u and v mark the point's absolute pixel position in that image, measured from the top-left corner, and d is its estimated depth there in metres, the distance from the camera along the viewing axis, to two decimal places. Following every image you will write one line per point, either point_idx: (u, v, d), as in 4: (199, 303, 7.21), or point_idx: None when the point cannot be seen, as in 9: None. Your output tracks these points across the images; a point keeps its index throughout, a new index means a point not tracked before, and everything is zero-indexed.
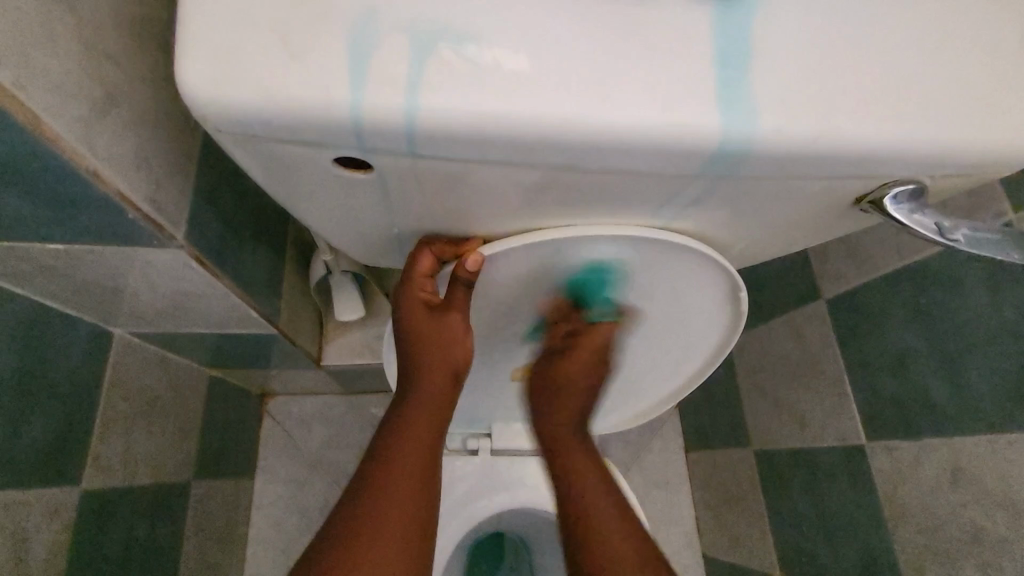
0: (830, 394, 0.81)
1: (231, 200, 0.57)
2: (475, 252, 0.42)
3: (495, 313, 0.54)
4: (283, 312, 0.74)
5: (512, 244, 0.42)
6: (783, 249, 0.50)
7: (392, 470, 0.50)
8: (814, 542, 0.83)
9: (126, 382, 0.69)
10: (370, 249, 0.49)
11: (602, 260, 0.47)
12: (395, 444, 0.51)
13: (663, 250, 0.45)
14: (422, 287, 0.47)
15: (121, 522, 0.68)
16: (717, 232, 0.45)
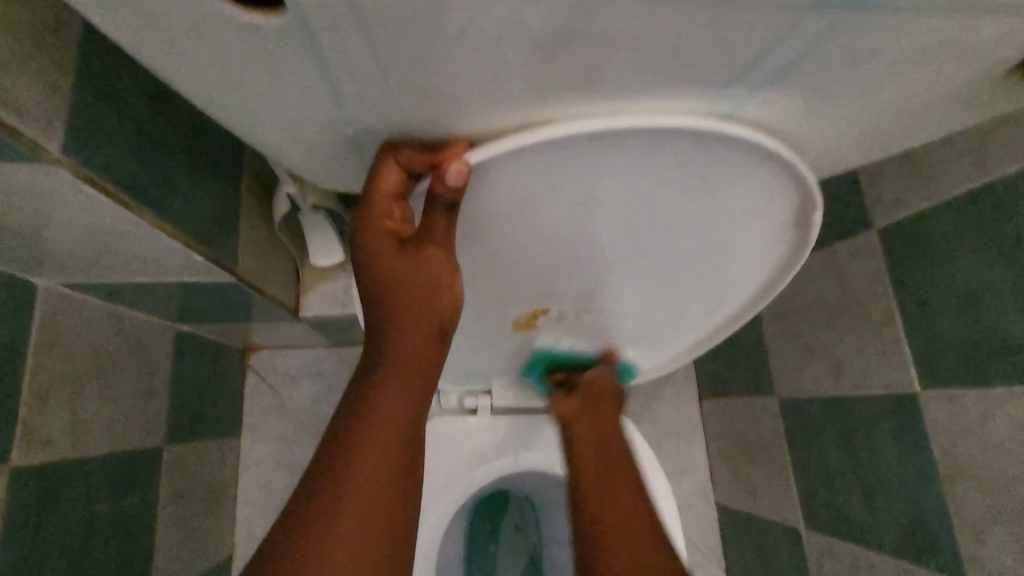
0: (875, 338, 0.71)
1: (137, 107, 0.46)
2: (460, 159, 0.34)
3: (491, 254, 0.45)
4: (245, 256, 0.62)
5: (506, 146, 0.34)
6: (834, 131, 0.41)
7: (357, 463, 0.39)
8: (848, 496, 0.77)
9: (65, 342, 0.59)
10: (316, 154, 0.39)
11: (621, 171, 0.37)
12: (363, 419, 0.40)
13: (700, 148, 0.36)
14: (390, 215, 0.38)
15: (75, 498, 0.60)
16: (770, 117, 0.36)
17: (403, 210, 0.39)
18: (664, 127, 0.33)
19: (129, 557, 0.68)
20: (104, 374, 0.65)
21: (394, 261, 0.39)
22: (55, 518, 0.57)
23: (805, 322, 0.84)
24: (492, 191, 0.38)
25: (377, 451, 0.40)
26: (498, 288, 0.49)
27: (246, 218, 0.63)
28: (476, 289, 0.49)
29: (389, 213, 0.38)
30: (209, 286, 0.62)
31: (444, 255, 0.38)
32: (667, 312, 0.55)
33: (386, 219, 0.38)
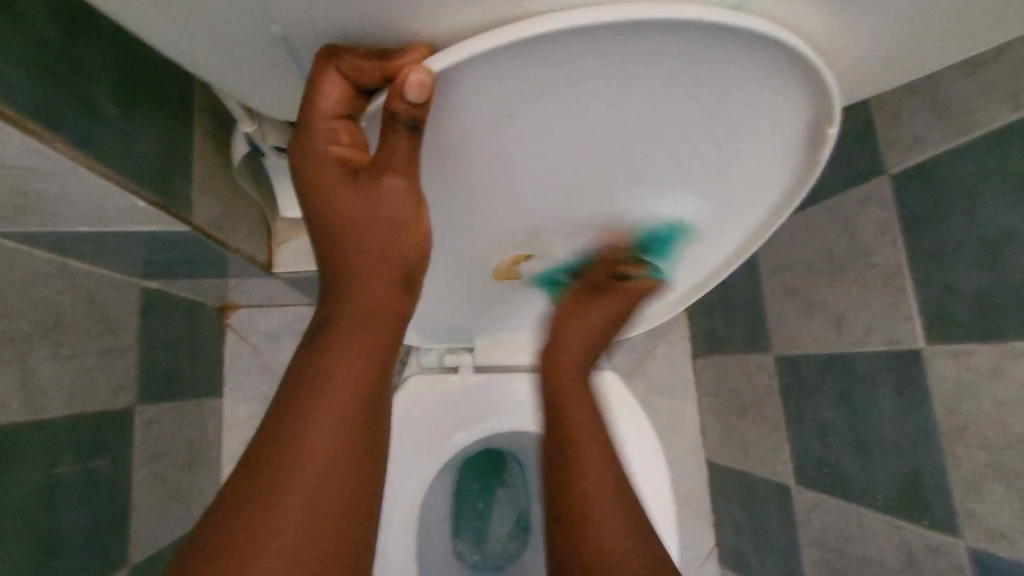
0: (881, 291, 0.68)
1: (47, 19, 0.39)
2: (415, 70, 0.29)
3: (468, 191, 0.40)
4: (201, 203, 0.57)
5: (473, 50, 0.29)
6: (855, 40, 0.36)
7: (302, 435, 0.33)
8: (842, 453, 0.75)
9: (8, 296, 0.54)
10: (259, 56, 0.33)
11: (607, 90, 0.33)
12: (313, 376, 0.35)
13: (702, 51, 0.31)
14: (337, 137, 0.34)
15: (32, 462, 0.56)
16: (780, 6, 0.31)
17: (352, 132, 0.34)
18: (657, 21, 0.28)
19: (101, 520, 0.65)
20: (58, 332, 0.61)
21: (346, 189, 0.34)
22: (10, 483, 0.53)
23: (807, 276, 0.80)
24: (461, 111, 0.33)
25: (322, 422, 0.34)
26: (477, 230, 0.45)
27: (200, 161, 0.57)
28: (452, 231, 0.45)
29: (334, 134, 0.34)
30: (164, 237, 0.56)
31: (405, 181, 0.33)
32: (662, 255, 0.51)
33: (332, 142, 0.34)
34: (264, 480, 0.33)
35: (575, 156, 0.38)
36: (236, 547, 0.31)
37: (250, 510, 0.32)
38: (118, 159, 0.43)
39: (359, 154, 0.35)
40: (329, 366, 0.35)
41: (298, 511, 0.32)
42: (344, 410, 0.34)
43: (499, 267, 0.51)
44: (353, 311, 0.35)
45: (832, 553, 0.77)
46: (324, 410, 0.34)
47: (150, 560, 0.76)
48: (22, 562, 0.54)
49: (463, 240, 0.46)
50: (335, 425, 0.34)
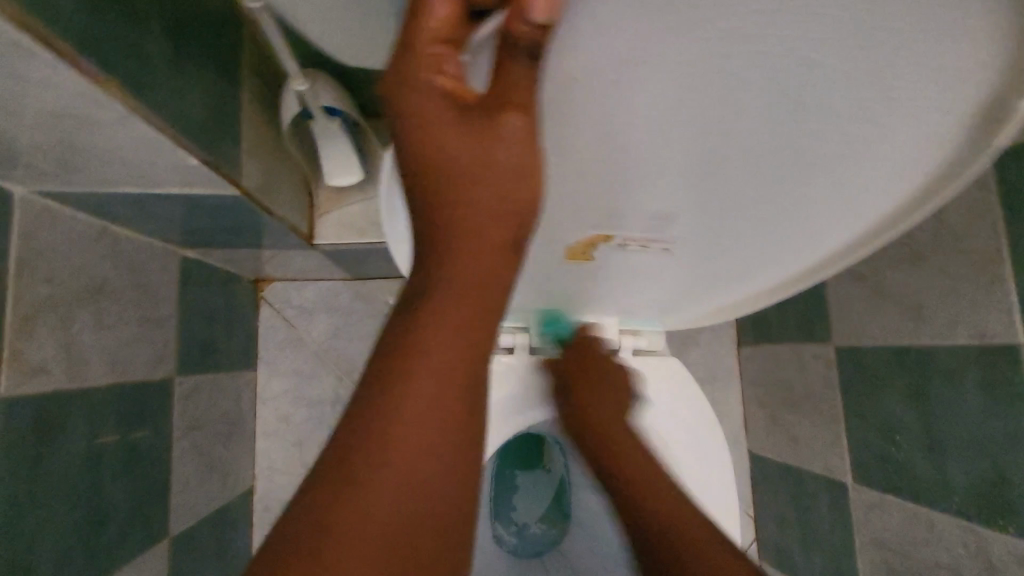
0: (973, 279, 0.62)
1: None
2: None
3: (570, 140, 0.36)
4: (249, 167, 0.54)
5: None
6: None
7: (396, 414, 0.31)
8: (912, 452, 0.70)
9: (52, 260, 0.52)
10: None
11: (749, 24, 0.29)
12: (411, 349, 0.32)
13: None
14: (440, 68, 0.29)
15: (76, 431, 0.55)
16: None
17: (457, 63, 0.30)
18: None
19: (143, 491, 0.64)
20: (99, 298, 0.58)
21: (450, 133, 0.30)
22: (52, 453, 0.51)
23: (880, 262, 0.74)
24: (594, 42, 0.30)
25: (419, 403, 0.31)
26: (573, 195, 0.42)
27: (248, 120, 0.54)
28: (543, 197, 0.41)
29: (436, 63, 0.29)
30: (210, 201, 0.53)
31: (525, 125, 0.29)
32: (768, 242, 0.46)
33: (437, 75, 0.29)
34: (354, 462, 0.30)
35: (690, 104, 0.35)
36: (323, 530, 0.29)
37: (338, 494, 0.29)
38: (175, 111, 0.40)
39: (465, 90, 0.30)
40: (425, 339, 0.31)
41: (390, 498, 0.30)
42: (440, 390, 0.31)
43: (573, 243, 0.47)
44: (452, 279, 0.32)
45: (893, 556, 0.73)
46: (420, 392, 0.31)
47: (189, 532, 0.75)
48: (64, 533, 0.52)
49: (557, 206, 0.43)
50: (433, 406, 0.31)
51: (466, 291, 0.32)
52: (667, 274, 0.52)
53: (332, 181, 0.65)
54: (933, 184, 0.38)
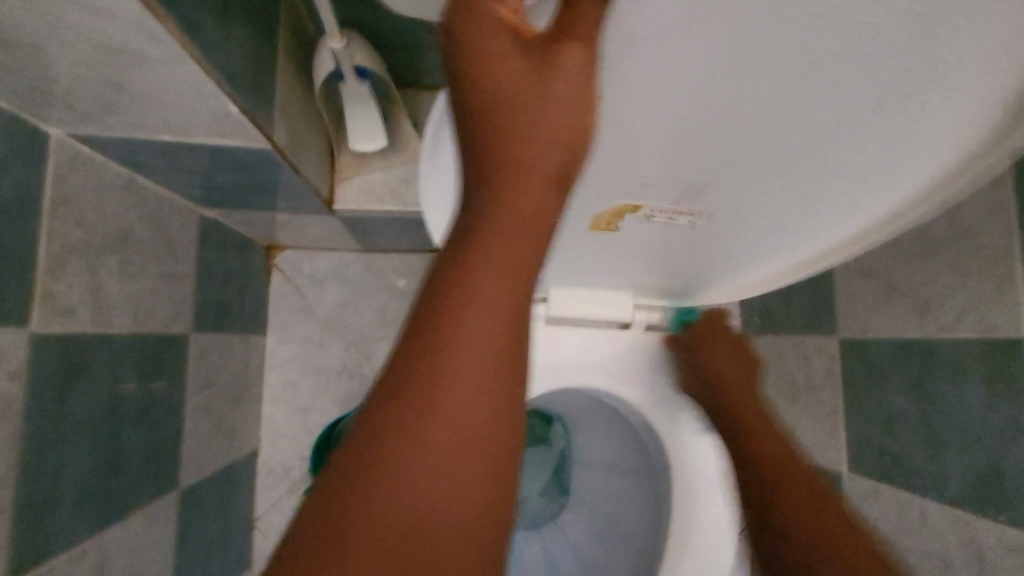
0: (985, 276, 0.63)
1: None
2: None
3: (621, 95, 0.36)
4: (281, 125, 0.54)
5: None
6: None
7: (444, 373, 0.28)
8: (910, 443, 0.72)
9: (81, 205, 0.53)
10: None
11: None
12: (457, 301, 0.29)
13: None
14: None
15: (98, 376, 0.55)
16: None
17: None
18: None
19: (158, 440, 0.66)
20: (125, 247, 0.59)
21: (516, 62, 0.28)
22: (78, 395, 0.52)
23: (891, 257, 0.75)
24: None
25: (470, 359, 0.28)
26: (620, 150, 0.41)
27: (282, 77, 0.54)
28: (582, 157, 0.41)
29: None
30: (240, 155, 0.54)
31: (586, 58, 0.29)
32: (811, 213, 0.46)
33: (499, 5, 0.28)
34: (398, 420, 0.28)
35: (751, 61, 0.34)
36: (381, 503, 0.27)
37: (378, 453, 0.28)
38: (220, 61, 0.41)
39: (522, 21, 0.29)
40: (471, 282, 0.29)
41: (439, 459, 0.28)
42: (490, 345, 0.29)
43: (600, 213, 0.48)
44: (505, 232, 0.29)
45: (884, 544, 0.75)
46: (467, 345, 0.28)
47: (197, 487, 0.77)
48: (84, 474, 0.53)
49: (604, 160, 0.42)
50: (482, 363, 0.28)
51: (523, 244, 0.30)
52: (696, 242, 0.51)
53: (356, 146, 0.66)
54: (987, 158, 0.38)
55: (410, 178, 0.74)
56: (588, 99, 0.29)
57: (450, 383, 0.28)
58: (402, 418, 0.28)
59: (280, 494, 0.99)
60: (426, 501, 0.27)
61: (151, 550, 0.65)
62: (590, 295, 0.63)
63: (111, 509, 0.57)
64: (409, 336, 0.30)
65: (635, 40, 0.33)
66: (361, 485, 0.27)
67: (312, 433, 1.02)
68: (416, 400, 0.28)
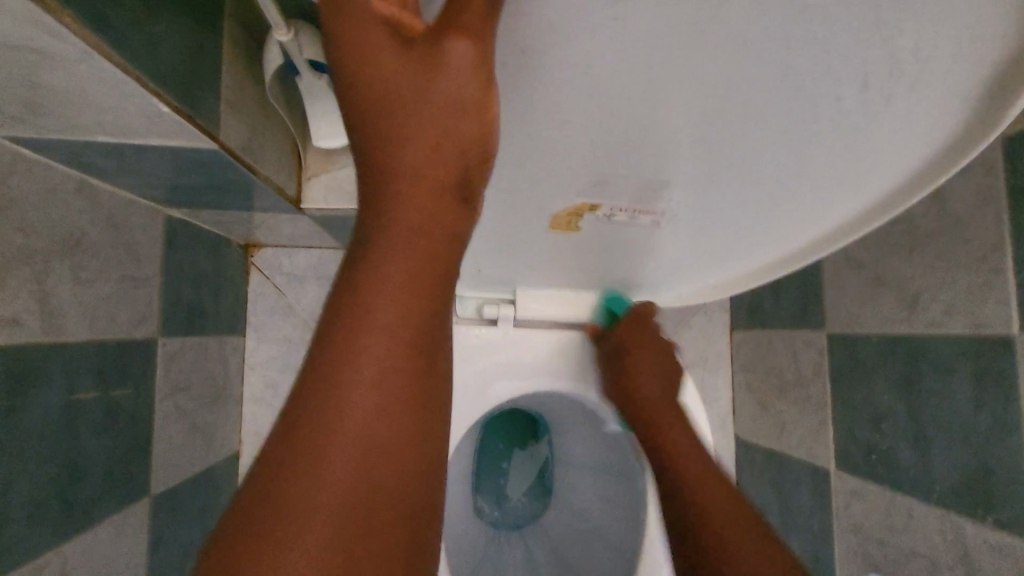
0: (974, 269, 0.61)
1: None
2: None
3: (549, 97, 0.35)
4: (231, 124, 0.52)
5: None
6: None
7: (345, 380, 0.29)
8: (897, 440, 0.70)
9: (25, 211, 0.51)
10: None
11: None
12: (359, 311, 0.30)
13: None
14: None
15: (51, 384, 0.54)
16: None
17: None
18: None
19: (124, 449, 0.64)
20: (77, 253, 0.57)
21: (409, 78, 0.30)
22: (27, 405, 0.51)
23: (879, 249, 0.73)
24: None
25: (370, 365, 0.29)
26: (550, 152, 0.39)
27: (230, 77, 0.52)
28: (531, 160, 0.40)
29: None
30: (189, 155, 0.51)
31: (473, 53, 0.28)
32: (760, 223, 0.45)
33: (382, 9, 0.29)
34: (307, 446, 0.28)
35: (682, 69, 0.33)
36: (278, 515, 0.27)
37: (287, 482, 0.28)
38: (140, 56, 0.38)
39: (412, 24, 0.29)
40: (373, 306, 0.30)
41: (349, 478, 0.28)
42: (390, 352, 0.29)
43: (558, 213, 0.46)
44: (406, 241, 0.30)
45: (870, 543, 0.73)
46: (368, 352, 0.29)
47: (171, 491, 0.76)
48: (37, 486, 0.52)
49: (536, 164, 0.40)
50: (383, 370, 0.29)
51: (424, 251, 0.30)
52: (660, 244, 0.50)
53: (321, 144, 0.64)
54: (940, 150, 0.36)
55: None
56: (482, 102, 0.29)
57: (356, 404, 0.29)
58: (310, 436, 0.28)
59: None
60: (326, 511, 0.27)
61: (119, 558, 0.64)
62: (559, 295, 0.61)
63: (70, 519, 0.56)
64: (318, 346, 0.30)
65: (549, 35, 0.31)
66: (270, 512, 0.27)
67: None
68: (322, 422, 0.28)
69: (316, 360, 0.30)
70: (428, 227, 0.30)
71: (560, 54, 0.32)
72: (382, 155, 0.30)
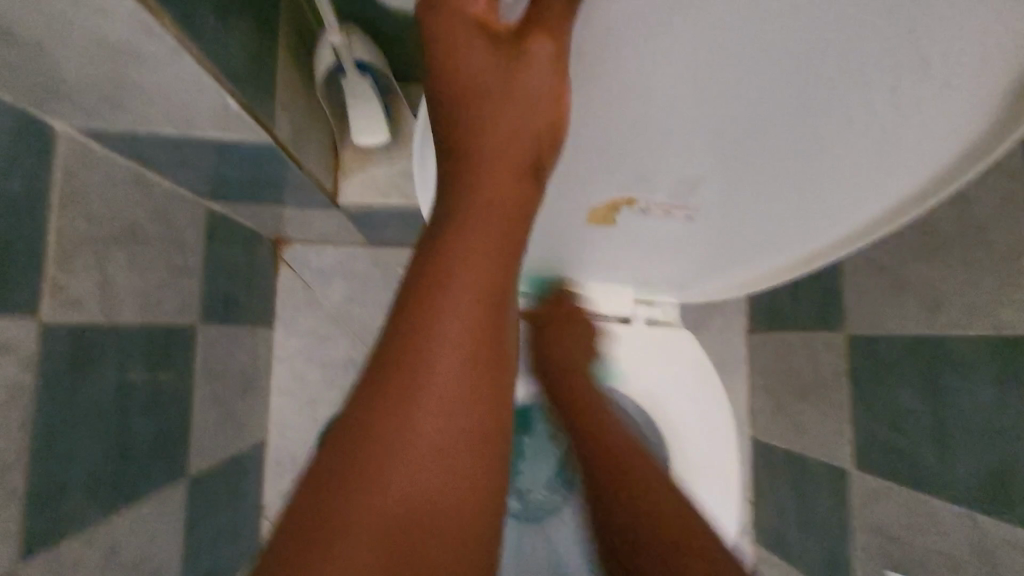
0: (997, 272, 0.62)
1: None
2: None
3: (608, 99, 0.37)
4: (282, 120, 0.55)
5: None
6: None
7: (425, 341, 0.31)
8: (918, 440, 0.71)
9: (88, 199, 0.54)
10: None
11: None
12: (439, 273, 0.32)
13: None
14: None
15: (107, 365, 0.57)
16: None
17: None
18: None
19: (166, 429, 0.67)
20: (131, 241, 0.60)
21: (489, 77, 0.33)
22: (87, 384, 0.54)
23: (901, 252, 0.74)
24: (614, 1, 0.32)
25: (451, 321, 0.31)
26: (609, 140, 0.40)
27: (283, 76, 0.55)
28: (572, 156, 0.42)
29: None
30: (244, 149, 0.54)
31: (553, 50, 0.32)
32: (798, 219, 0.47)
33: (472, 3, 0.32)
34: (391, 399, 0.30)
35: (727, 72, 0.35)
36: (371, 464, 0.29)
37: (375, 436, 0.30)
38: (216, 54, 0.41)
39: (494, 20, 0.33)
40: (450, 291, 0.32)
41: (421, 462, 0.30)
42: (469, 312, 0.31)
43: (595, 207, 0.48)
44: (481, 208, 0.32)
45: (890, 542, 0.74)
46: (448, 312, 0.31)
47: (205, 475, 0.78)
48: (93, 461, 0.55)
49: (595, 152, 0.41)
50: (463, 328, 0.31)
51: (499, 219, 0.33)
52: (683, 240, 0.52)
53: (358, 138, 0.66)
54: (960, 161, 0.39)
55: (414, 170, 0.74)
56: (559, 89, 0.33)
57: (438, 362, 0.31)
58: (397, 393, 0.30)
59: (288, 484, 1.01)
60: (418, 457, 0.30)
61: (160, 535, 0.67)
62: (591, 290, 0.63)
63: (120, 494, 0.59)
64: (398, 311, 0.32)
65: (609, 37, 0.34)
66: (361, 460, 0.30)
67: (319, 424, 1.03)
68: (405, 379, 0.31)
69: (396, 325, 0.32)
70: (506, 200, 0.33)
71: (615, 57, 0.35)
72: (460, 133, 0.33)
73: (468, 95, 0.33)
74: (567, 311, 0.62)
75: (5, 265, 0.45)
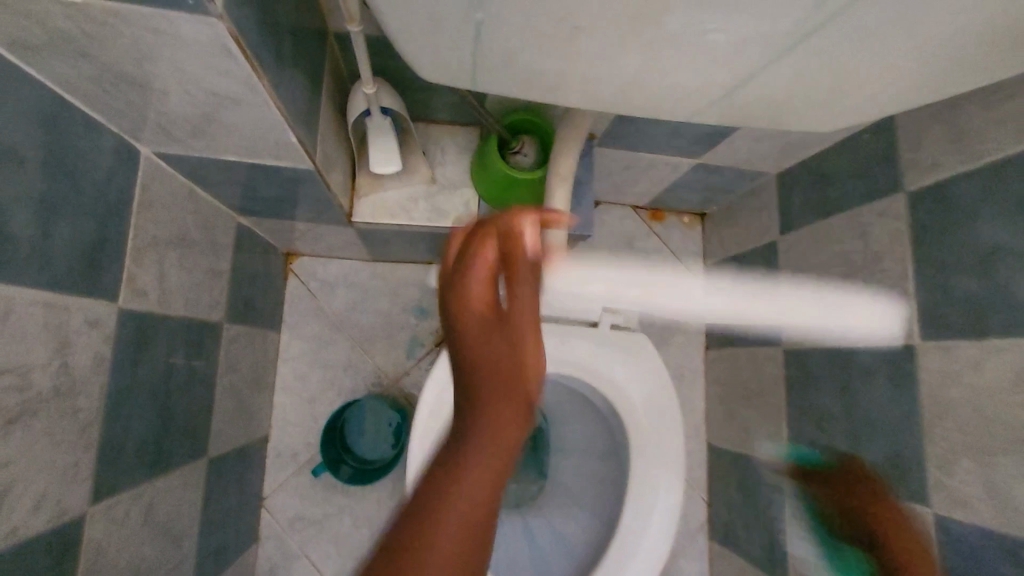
0: (890, 295, 0.77)
1: None
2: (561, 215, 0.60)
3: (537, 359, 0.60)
4: (319, 149, 0.68)
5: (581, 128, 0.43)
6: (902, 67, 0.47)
7: (464, 459, 0.52)
8: (836, 434, 0.84)
9: (156, 208, 0.65)
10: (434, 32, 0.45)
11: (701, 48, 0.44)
12: (465, 451, 0.53)
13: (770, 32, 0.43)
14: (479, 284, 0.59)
15: (158, 347, 0.67)
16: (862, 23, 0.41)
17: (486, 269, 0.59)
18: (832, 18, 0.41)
19: (195, 409, 0.77)
20: (182, 245, 0.71)
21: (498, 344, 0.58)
22: (143, 361, 0.64)
23: (823, 278, 0.89)
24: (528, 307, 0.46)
25: (477, 451, 0.52)
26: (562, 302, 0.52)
27: (322, 112, 0.68)
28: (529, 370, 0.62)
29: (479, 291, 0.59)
30: (287, 172, 0.67)
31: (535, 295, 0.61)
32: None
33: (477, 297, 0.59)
34: (430, 509, 0.48)
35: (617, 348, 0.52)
36: (422, 541, 0.46)
37: (422, 528, 0.47)
38: (285, 99, 0.54)
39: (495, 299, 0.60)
40: (471, 442, 0.53)
41: (456, 561, 0.46)
42: (486, 465, 0.52)
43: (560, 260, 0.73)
44: (503, 371, 0.57)
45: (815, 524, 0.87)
46: (475, 448, 0.53)
47: (220, 458, 0.87)
48: (143, 429, 0.65)
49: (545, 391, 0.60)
50: (482, 468, 0.51)
51: (505, 387, 0.57)
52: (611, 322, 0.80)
53: (375, 167, 0.79)
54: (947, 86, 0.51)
55: (417, 197, 0.88)
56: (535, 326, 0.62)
57: (461, 501, 0.49)
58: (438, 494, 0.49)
59: (286, 477, 1.10)
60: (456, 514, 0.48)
61: (183, 505, 0.75)
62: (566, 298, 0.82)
63: (159, 461, 0.68)
64: (437, 468, 0.52)
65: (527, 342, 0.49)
66: (420, 542, 0.46)
67: (317, 421, 1.13)
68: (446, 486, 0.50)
69: (438, 470, 0.52)
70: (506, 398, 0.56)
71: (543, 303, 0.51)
72: (471, 363, 0.58)
73: (484, 357, 0.58)
74: (871, 493, 0.75)
75: (100, 257, 0.55)
